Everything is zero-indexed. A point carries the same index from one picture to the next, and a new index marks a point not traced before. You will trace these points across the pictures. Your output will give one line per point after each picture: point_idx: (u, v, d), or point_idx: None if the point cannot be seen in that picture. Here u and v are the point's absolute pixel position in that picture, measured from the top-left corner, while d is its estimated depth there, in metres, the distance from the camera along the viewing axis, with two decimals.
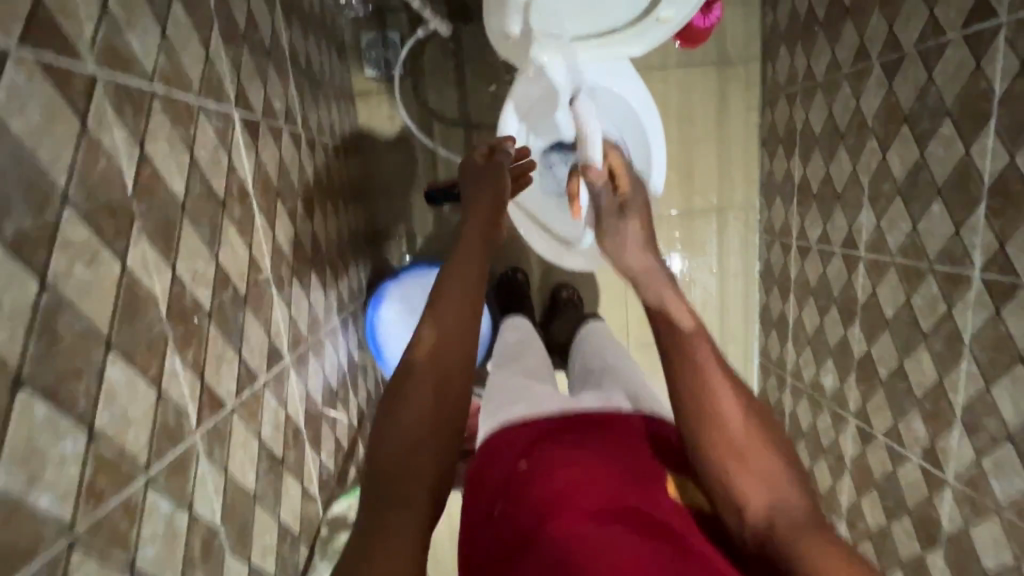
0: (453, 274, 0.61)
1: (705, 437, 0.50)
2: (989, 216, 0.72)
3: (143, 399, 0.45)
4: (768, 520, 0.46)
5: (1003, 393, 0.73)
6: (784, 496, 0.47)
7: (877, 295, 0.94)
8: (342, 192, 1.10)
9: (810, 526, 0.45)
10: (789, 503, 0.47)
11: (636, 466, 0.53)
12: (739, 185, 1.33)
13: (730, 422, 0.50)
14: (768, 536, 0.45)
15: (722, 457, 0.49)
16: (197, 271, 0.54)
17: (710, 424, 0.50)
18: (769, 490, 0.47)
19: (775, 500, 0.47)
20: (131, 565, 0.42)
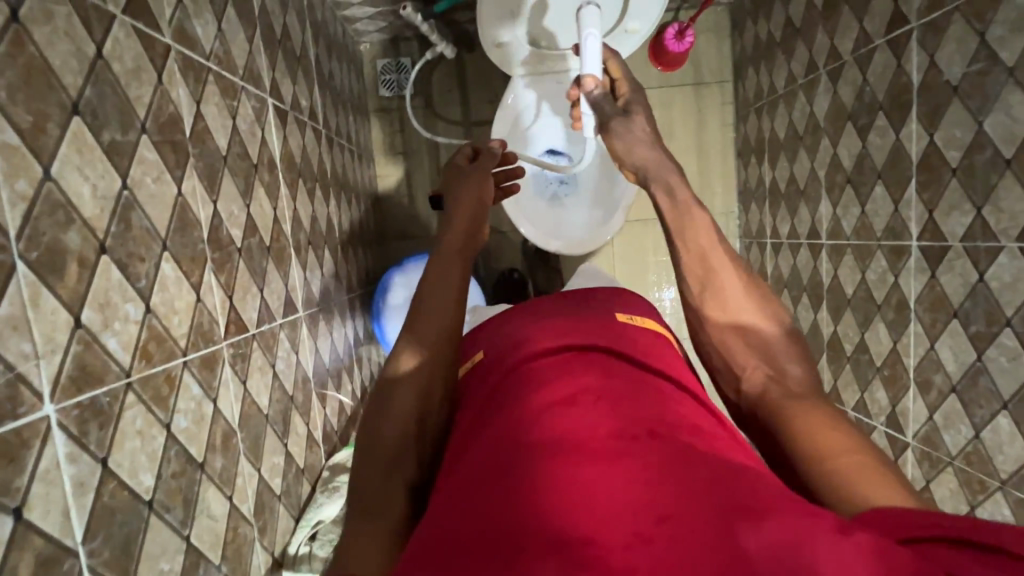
0: (448, 257, 0.67)
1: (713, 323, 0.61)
2: (919, 190, 0.82)
3: (185, 296, 0.55)
4: (764, 389, 0.53)
5: (944, 347, 0.80)
6: (781, 370, 0.54)
7: (839, 276, 1.03)
8: (356, 189, 1.23)
9: (800, 394, 0.51)
10: (783, 380, 0.53)
11: (645, 341, 0.57)
12: (719, 193, 1.45)
13: (738, 312, 0.59)
14: (762, 400, 0.53)
15: (724, 336, 0.59)
16: (232, 213, 0.66)
17: (720, 314, 0.60)
18: (766, 366, 0.55)
19: (773, 373, 0.54)
20: (168, 424, 0.50)
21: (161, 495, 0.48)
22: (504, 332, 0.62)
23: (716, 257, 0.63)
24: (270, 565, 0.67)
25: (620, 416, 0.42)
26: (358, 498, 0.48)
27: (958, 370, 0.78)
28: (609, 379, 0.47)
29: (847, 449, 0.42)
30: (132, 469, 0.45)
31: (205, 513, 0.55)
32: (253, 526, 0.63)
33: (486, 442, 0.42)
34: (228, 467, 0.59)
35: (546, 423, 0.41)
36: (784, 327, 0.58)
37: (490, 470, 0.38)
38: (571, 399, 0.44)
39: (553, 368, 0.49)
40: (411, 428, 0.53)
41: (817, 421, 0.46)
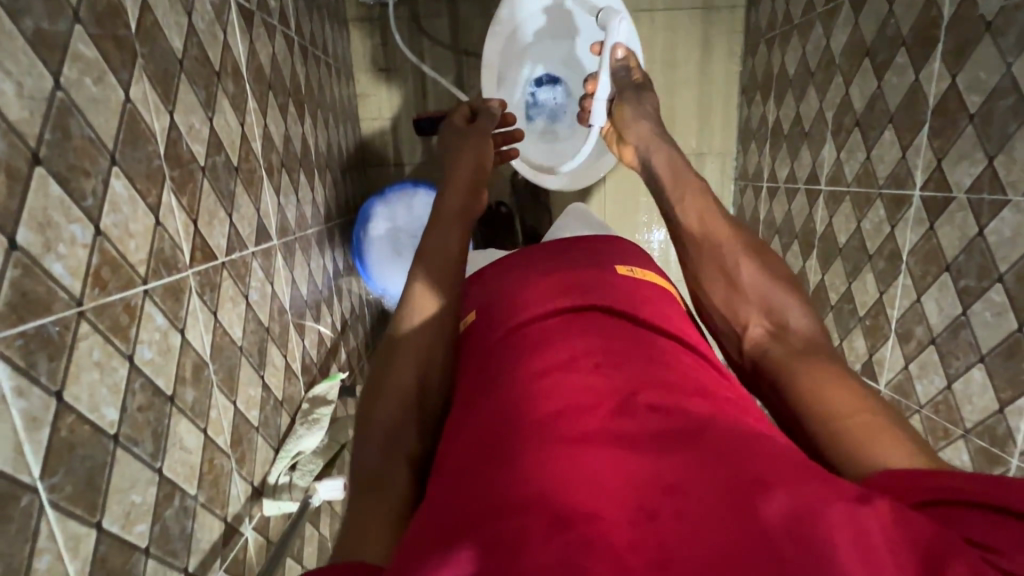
0: (441, 222, 0.64)
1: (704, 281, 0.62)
2: (930, 137, 0.78)
3: (142, 218, 0.50)
4: (765, 346, 0.55)
5: (930, 300, 0.80)
6: (784, 323, 0.55)
7: (833, 224, 1.01)
8: (334, 108, 1.13)
9: (803, 348, 0.52)
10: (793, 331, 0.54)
11: (649, 298, 0.54)
12: (718, 131, 1.39)
13: (737, 265, 0.59)
14: (767, 358, 0.53)
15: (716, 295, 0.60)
16: (193, 126, 0.59)
17: (717, 273, 0.60)
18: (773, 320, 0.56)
19: (773, 328, 0.55)
20: (130, 357, 0.47)
21: (127, 429, 0.46)
22: (501, 283, 0.59)
23: (709, 218, 0.63)
24: (250, 495, 0.66)
25: (624, 387, 0.41)
26: (361, 473, 0.47)
27: (940, 323, 0.78)
28: (609, 343, 0.46)
29: (853, 409, 0.44)
30: (92, 403, 0.42)
31: (177, 446, 0.53)
32: (230, 457, 0.62)
33: (485, 415, 0.41)
34: (200, 400, 0.57)
35: (546, 396, 0.40)
36: (782, 277, 0.58)
37: (490, 449, 0.37)
38: (572, 367, 0.43)
39: (551, 333, 0.47)
40: (412, 394, 0.50)
41: (822, 376, 0.48)
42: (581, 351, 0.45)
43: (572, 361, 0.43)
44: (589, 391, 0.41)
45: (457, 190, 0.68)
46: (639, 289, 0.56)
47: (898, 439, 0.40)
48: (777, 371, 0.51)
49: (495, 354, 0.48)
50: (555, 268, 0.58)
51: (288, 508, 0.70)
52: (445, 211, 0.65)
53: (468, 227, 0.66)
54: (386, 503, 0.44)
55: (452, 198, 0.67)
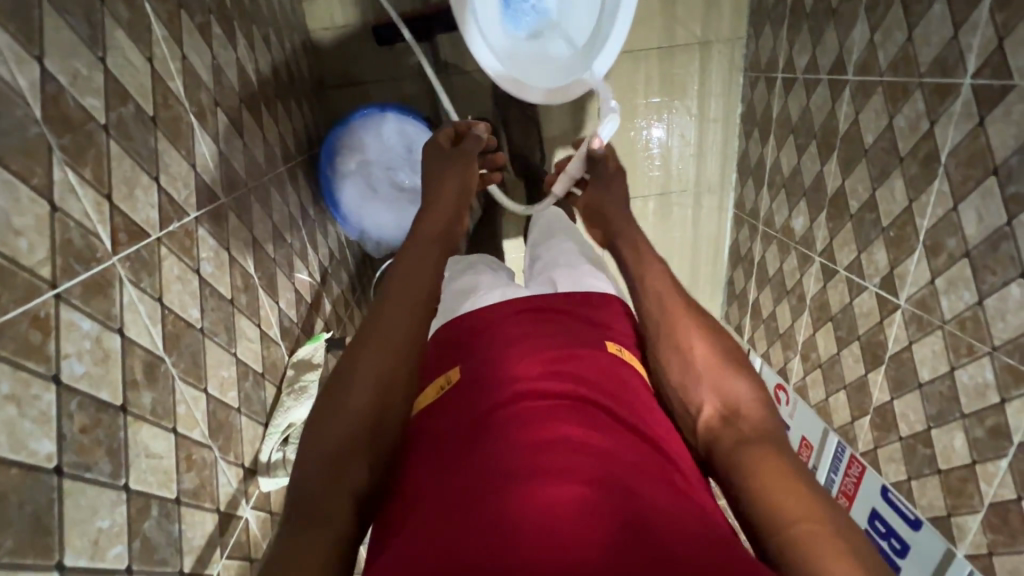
0: (413, 251, 0.56)
1: (663, 357, 0.53)
2: (993, 9, 0.64)
3: (30, 206, 0.40)
4: (716, 431, 0.47)
5: (969, 208, 0.71)
6: (735, 408, 0.48)
7: (859, 121, 0.89)
8: (274, 22, 0.95)
9: (755, 436, 0.46)
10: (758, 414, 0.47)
11: (630, 374, 0.50)
12: (727, 14, 1.21)
13: (689, 344, 0.52)
14: (720, 448, 0.46)
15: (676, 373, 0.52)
16: (78, 73, 0.47)
17: (671, 351, 0.53)
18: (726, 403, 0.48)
19: (727, 412, 0.48)
20: (55, 377, 0.40)
21: (71, 456, 0.40)
22: (472, 340, 0.52)
23: (670, 300, 0.56)
24: (242, 477, 0.63)
25: (598, 482, 0.36)
26: (299, 506, 0.41)
27: (979, 235, 0.70)
28: (596, 432, 0.41)
29: (806, 515, 0.39)
30: (16, 442, 0.36)
31: (143, 455, 0.48)
32: (211, 447, 0.58)
33: (446, 505, 0.37)
34: (162, 400, 0.51)
35: (515, 484, 0.36)
36: (735, 360, 0.51)
37: (441, 548, 0.33)
38: (547, 455, 0.38)
39: (529, 411, 0.42)
40: (362, 438, 0.44)
41: (777, 481, 0.41)
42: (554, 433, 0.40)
43: (545, 445, 0.39)
44: (563, 481, 0.36)
45: (437, 216, 0.62)
46: (620, 361, 0.50)
47: (850, 562, 0.36)
48: (729, 463, 0.45)
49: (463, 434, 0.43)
50: (532, 334, 0.52)
51: (286, 483, 0.67)
52: (424, 234, 0.59)
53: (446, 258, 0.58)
54: (318, 548, 0.38)
55: (431, 222, 0.61)
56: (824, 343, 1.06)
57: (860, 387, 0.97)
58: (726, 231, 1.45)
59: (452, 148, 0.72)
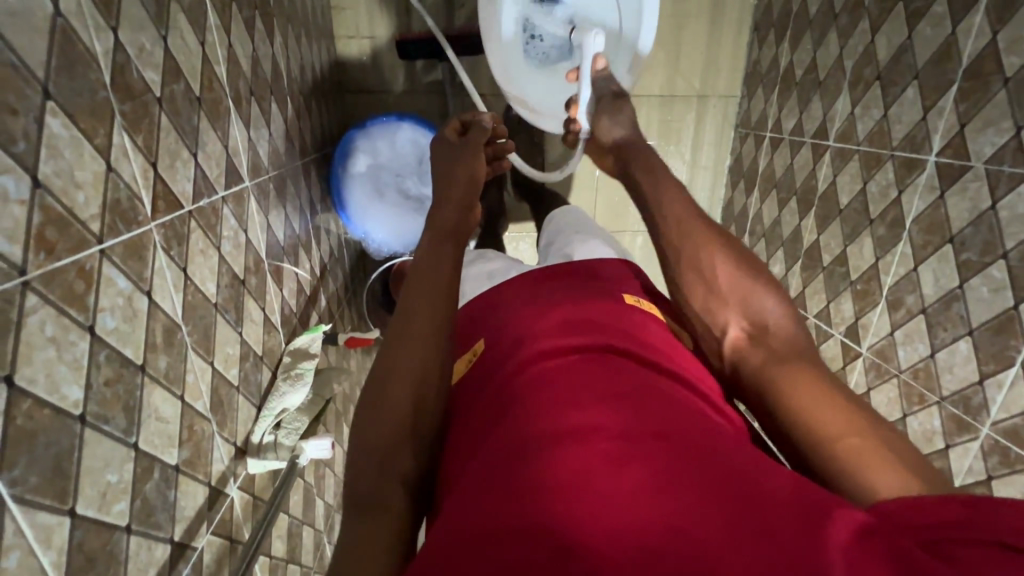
0: (429, 244, 0.61)
1: (685, 282, 0.59)
2: (957, 99, 0.74)
3: (91, 163, 0.42)
4: (748, 353, 0.53)
5: (927, 269, 0.79)
6: (763, 326, 0.54)
7: (836, 183, 0.98)
8: (306, 24, 0.98)
9: (784, 356, 0.51)
10: (783, 329, 0.54)
11: (656, 327, 0.55)
12: (724, 73, 1.32)
13: (714, 269, 0.57)
14: (749, 367, 0.52)
15: (704, 298, 0.57)
16: (143, 47, 0.49)
17: (696, 280, 0.58)
18: (756, 319, 0.54)
19: (754, 331, 0.54)
20: (90, 328, 0.41)
21: (94, 406, 0.41)
22: (503, 313, 0.57)
23: (690, 224, 0.60)
24: (233, 456, 0.64)
25: (630, 426, 0.40)
26: (358, 488, 0.46)
27: (934, 294, 0.78)
28: (622, 382, 0.45)
29: (847, 430, 0.43)
30: (51, 384, 0.37)
31: (153, 417, 0.49)
32: (211, 421, 0.59)
33: (491, 455, 0.41)
34: (174, 365, 0.52)
35: (556, 434, 0.40)
36: (757, 275, 0.57)
37: (493, 492, 0.37)
38: (581, 408, 0.42)
39: (559, 369, 0.46)
40: (407, 414, 0.48)
41: (805, 389, 0.47)
42: (587, 388, 0.44)
43: (580, 399, 0.43)
44: (596, 428, 0.40)
45: (451, 207, 0.66)
46: (636, 314, 0.55)
47: (891, 462, 0.40)
48: (761, 380, 0.51)
49: (499, 391, 0.47)
50: (555, 297, 0.57)
51: (273, 466, 0.68)
52: (437, 227, 0.63)
53: (462, 247, 0.63)
54: (388, 530, 0.44)
55: (449, 210, 0.66)
56: None
57: None
58: None
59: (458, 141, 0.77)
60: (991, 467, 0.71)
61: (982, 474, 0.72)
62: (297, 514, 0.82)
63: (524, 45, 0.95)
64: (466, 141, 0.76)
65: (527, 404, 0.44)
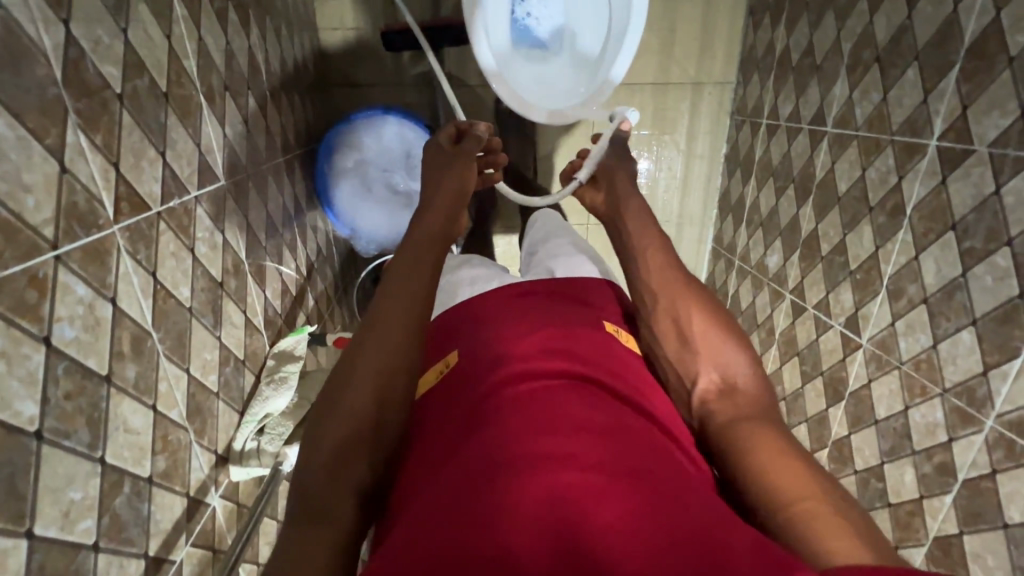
0: (409, 249, 0.58)
1: (659, 325, 0.57)
2: (959, 80, 0.71)
3: (41, 165, 0.40)
4: (714, 406, 0.51)
5: (929, 258, 0.77)
6: (732, 381, 0.52)
7: (835, 170, 0.95)
8: (286, 16, 0.96)
9: (750, 412, 0.49)
10: (747, 383, 0.52)
11: (626, 356, 0.53)
12: (720, 60, 1.28)
13: (688, 315, 0.56)
14: (714, 420, 0.50)
15: (677, 344, 0.55)
16: (100, 41, 0.47)
17: (670, 326, 0.56)
18: (723, 368, 0.53)
19: (723, 386, 0.52)
20: (45, 340, 0.39)
21: (52, 421, 0.39)
22: (474, 334, 0.54)
23: (668, 274, 0.59)
24: (214, 464, 0.62)
25: (600, 459, 0.38)
26: (304, 495, 0.43)
27: (936, 283, 0.76)
28: (594, 413, 0.42)
29: (809, 494, 0.40)
30: (1, 401, 0.35)
31: (121, 429, 0.47)
32: (188, 430, 0.57)
33: (451, 482, 0.38)
34: (145, 375, 0.50)
35: (522, 465, 0.37)
36: (730, 328, 0.55)
37: (446, 527, 0.34)
38: (550, 437, 0.39)
39: (530, 396, 0.44)
40: (366, 435, 0.45)
41: (765, 447, 0.45)
42: (557, 417, 0.41)
43: (549, 427, 0.40)
44: (567, 457, 0.38)
45: (437, 213, 0.63)
46: (613, 345, 0.53)
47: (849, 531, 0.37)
48: (722, 436, 0.48)
49: (465, 415, 0.45)
50: (533, 316, 0.54)
51: (257, 473, 0.66)
52: (423, 230, 0.61)
53: (445, 253, 0.60)
54: (330, 547, 0.41)
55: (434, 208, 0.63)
56: (790, 377, 1.10)
57: (820, 421, 1.01)
58: (703, 263, 1.51)
59: (451, 147, 0.74)
60: (996, 460, 0.69)
61: (986, 468, 0.70)
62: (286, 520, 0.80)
63: (513, 20, 0.91)
64: (457, 151, 0.73)
65: (492, 431, 0.41)
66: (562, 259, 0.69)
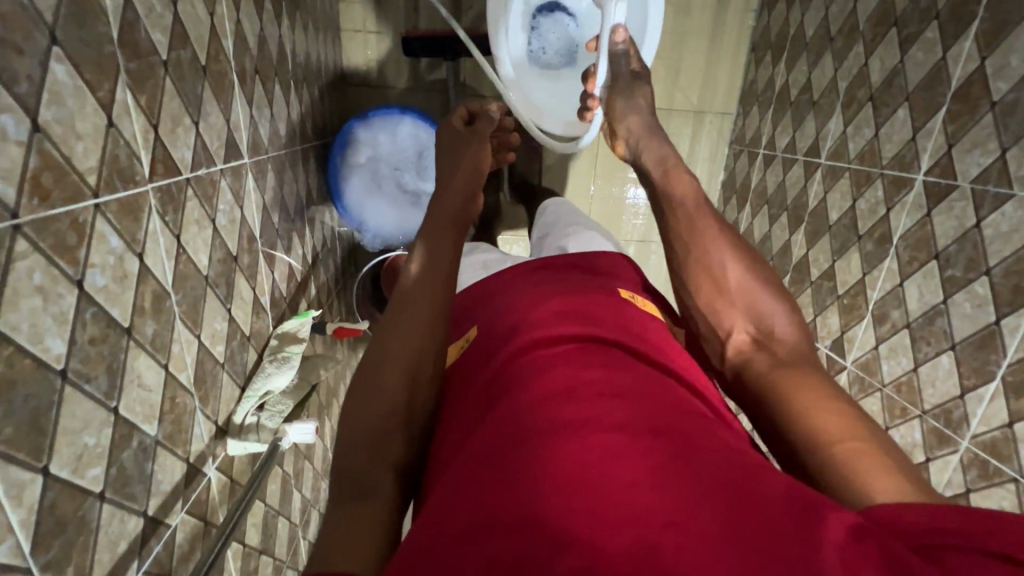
0: (431, 231, 0.61)
1: (693, 280, 0.59)
2: (946, 120, 0.76)
3: (92, 116, 0.41)
4: (751, 356, 0.54)
5: (912, 285, 0.81)
6: (770, 331, 0.54)
7: (827, 200, 1.00)
8: (313, 12, 0.99)
9: (789, 359, 0.52)
10: (780, 332, 0.54)
11: (648, 322, 0.55)
12: (721, 91, 1.35)
13: (723, 268, 0.57)
14: (753, 368, 0.53)
15: (710, 296, 0.58)
16: (153, 9, 0.49)
17: (705, 278, 0.58)
18: (755, 321, 0.55)
19: (758, 335, 0.55)
20: (78, 284, 0.40)
21: (76, 363, 0.40)
22: (501, 304, 0.56)
23: (704, 225, 0.60)
24: (214, 435, 0.62)
25: (625, 418, 0.39)
26: (347, 474, 0.45)
27: (918, 309, 0.80)
28: (619, 376, 0.44)
29: (849, 434, 0.43)
30: (35, 335, 0.36)
31: (136, 383, 0.47)
32: (193, 395, 0.57)
33: (485, 443, 0.39)
34: (161, 334, 0.51)
35: (550, 426, 0.38)
36: (768, 281, 0.57)
37: (481, 484, 0.36)
38: (576, 399, 0.41)
39: (554, 359, 0.45)
40: (400, 405, 0.47)
41: (808, 392, 0.47)
42: (583, 379, 0.43)
43: (575, 389, 0.42)
44: (593, 417, 0.39)
45: (456, 194, 0.66)
46: (632, 311, 0.55)
47: (889, 469, 0.39)
48: (764, 382, 0.51)
49: (495, 379, 0.46)
50: (556, 285, 0.57)
51: (254, 449, 0.66)
52: (440, 214, 0.63)
53: (462, 236, 0.63)
54: (378, 513, 0.42)
55: (448, 201, 0.65)
56: None
57: None
58: None
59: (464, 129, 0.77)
60: (970, 480, 0.72)
61: (961, 487, 0.74)
62: (274, 504, 0.79)
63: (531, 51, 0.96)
64: (473, 130, 0.76)
65: (519, 395, 0.43)
66: (578, 236, 0.74)
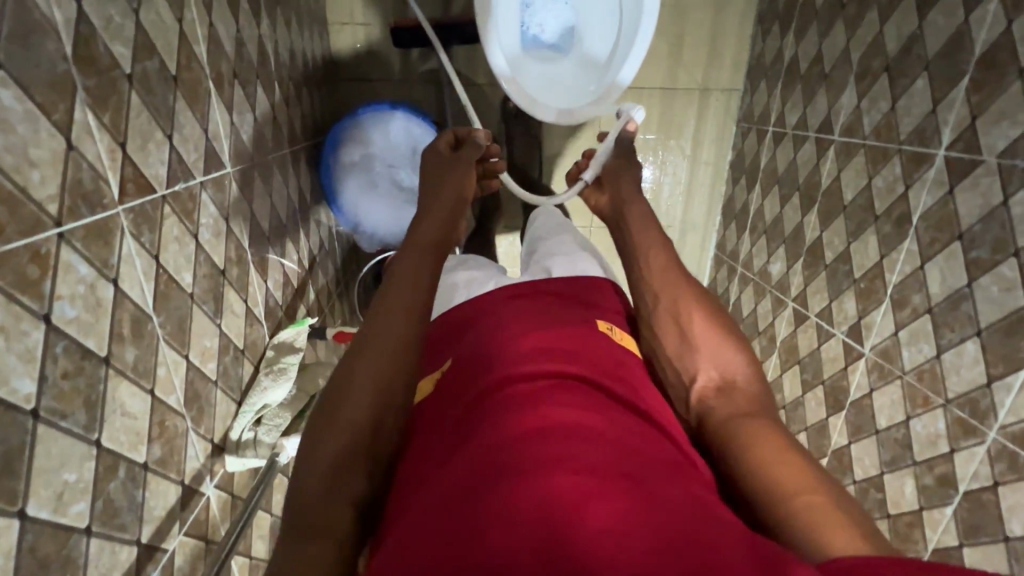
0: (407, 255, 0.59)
1: (660, 326, 0.57)
2: (969, 90, 0.71)
3: (48, 141, 0.39)
4: (712, 401, 0.51)
5: (934, 268, 0.77)
6: (731, 378, 0.52)
7: (841, 179, 0.95)
8: (297, 8, 0.95)
9: (749, 408, 0.50)
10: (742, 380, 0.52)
11: (620, 354, 0.53)
12: (727, 67, 1.29)
13: (690, 315, 0.56)
14: (713, 416, 0.50)
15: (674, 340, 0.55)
16: (112, 20, 0.46)
17: (671, 324, 0.56)
18: (721, 365, 0.53)
19: (722, 381, 0.52)
20: (46, 318, 0.38)
21: (49, 401, 0.39)
22: (471, 338, 0.54)
23: (672, 274, 0.61)
24: (209, 453, 0.61)
25: (594, 459, 0.37)
26: (295, 514, 0.43)
27: (941, 293, 0.76)
28: (589, 414, 0.42)
29: (807, 490, 0.41)
30: None
31: (119, 412, 0.46)
32: (185, 416, 0.56)
33: (444, 489, 0.37)
34: (144, 359, 0.49)
35: (514, 467, 0.36)
36: (733, 334, 0.56)
37: (439, 531, 0.34)
38: (544, 437, 0.39)
39: (523, 396, 0.43)
40: (362, 439, 0.46)
41: (769, 445, 0.45)
42: (551, 416, 0.41)
43: (543, 428, 0.39)
44: (561, 456, 0.37)
45: (433, 219, 0.64)
46: (607, 345, 0.53)
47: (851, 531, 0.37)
48: (726, 430, 0.48)
49: (460, 421, 0.44)
50: (525, 318, 0.55)
51: (252, 465, 0.65)
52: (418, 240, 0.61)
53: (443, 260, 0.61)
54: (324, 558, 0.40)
55: (428, 228, 0.63)
56: (791, 387, 1.10)
57: (820, 430, 1.01)
58: (705, 269, 1.51)
59: (449, 152, 0.73)
60: (998, 472, 0.69)
61: (988, 480, 0.70)
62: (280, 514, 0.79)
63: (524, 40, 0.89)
64: (457, 156, 0.72)
65: (485, 434, 0.40)
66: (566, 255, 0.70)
